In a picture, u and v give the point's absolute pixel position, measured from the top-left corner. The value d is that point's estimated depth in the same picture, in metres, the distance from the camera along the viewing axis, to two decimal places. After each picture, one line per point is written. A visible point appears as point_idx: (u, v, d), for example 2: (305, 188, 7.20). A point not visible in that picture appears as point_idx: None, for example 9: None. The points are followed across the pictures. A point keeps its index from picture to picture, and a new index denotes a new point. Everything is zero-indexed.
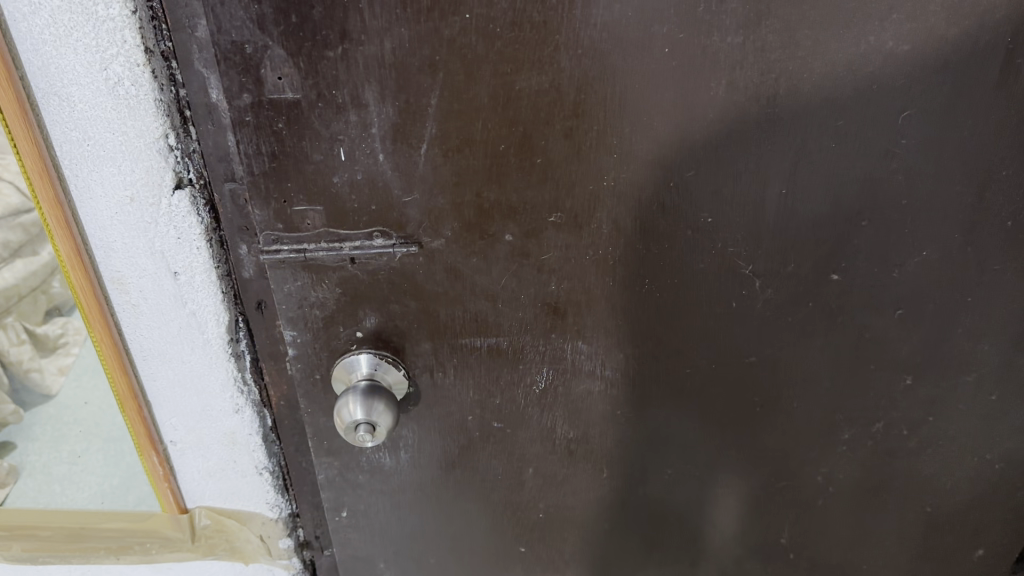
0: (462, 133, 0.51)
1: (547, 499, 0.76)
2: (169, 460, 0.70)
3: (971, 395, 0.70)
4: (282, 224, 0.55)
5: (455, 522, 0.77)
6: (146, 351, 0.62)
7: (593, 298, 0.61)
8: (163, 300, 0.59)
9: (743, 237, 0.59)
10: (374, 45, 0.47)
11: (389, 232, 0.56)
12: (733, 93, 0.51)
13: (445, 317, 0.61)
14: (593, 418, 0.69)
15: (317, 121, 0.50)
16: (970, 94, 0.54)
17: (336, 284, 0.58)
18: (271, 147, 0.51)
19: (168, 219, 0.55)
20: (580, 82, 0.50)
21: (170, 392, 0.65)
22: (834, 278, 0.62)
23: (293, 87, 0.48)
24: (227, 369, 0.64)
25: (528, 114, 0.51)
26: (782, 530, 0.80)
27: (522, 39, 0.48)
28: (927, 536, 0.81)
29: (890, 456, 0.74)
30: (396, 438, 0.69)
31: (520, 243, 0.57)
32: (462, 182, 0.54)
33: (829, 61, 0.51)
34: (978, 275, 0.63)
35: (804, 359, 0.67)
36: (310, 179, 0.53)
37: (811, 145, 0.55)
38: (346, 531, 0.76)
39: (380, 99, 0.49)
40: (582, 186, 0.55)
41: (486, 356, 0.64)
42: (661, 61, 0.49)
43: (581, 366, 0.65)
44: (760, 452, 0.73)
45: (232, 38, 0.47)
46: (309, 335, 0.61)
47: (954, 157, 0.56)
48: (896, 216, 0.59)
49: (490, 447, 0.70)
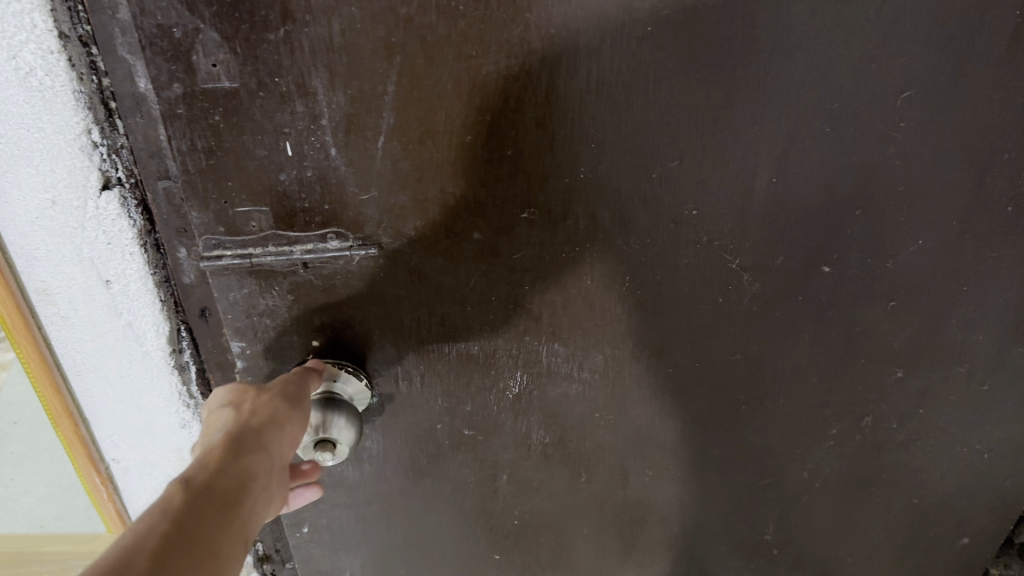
0: (423, 124, 0.46)
1: (521, 506, 0.71)
2: (112, 480, 0.64)
3: (962, 385, 0.68)
4: (223, 227, 0.49)
5: (423, 532, 0.72)
6: (80, 366, 0.56)
7: (569, 297, 0.56)
8: (96, 311, 0.53)
9: (729, 229, 0.54)
10: (320, 27, 0.42)
11: (345, 233, 0.50)
12: (721, 73, 0.47)
13: (410, 322, 0.56)
14: (571, 422, 0.64)
15: (259, 112, 0.45)
16: (973, 73, 0.50)
17: (287, 291, 0.52)
18: (207, 142, 0.45)
19: (95, 223, 0.49)
20: (551, 65, 0.45)
21: (109, 409, 0.59)
22: (825, 270, 0.58)
23: (230, 75, 0.43)
24: (171, 382, 0.58)
25: (496, 101, 0.46)
26: (767, 526, 0.76)
27: (487, 18, 0.43)
28: (912, 527, 0.78)
29: (879, 449, 0.71)
30: (360, 451, 0.64)
31: (491, 240, 0.52)
32: (424, 178, 0.48)
33: (823, 37, 0.47)
34: (974, 263, 0.59)
35: (791, 354, 0.63)
36: (253, 177, 0.47)
37: (804, 129, 0.50)
38: (307, 547, 0.71)
39: (330, 86, 0.44)
40: (556, 179, 0.50)
41: (455, 362, 0.59)
42: (643, 39, 0.45)
43: (557, 368, 0.61)
44: (744, 450, 0.70)
45: (157, 21, 0.41)
46: (259, 347, 0.55)
47: (955, 141, 0.53)
48: (892, 203, 0.55)
49: (461, 454, 0.65)
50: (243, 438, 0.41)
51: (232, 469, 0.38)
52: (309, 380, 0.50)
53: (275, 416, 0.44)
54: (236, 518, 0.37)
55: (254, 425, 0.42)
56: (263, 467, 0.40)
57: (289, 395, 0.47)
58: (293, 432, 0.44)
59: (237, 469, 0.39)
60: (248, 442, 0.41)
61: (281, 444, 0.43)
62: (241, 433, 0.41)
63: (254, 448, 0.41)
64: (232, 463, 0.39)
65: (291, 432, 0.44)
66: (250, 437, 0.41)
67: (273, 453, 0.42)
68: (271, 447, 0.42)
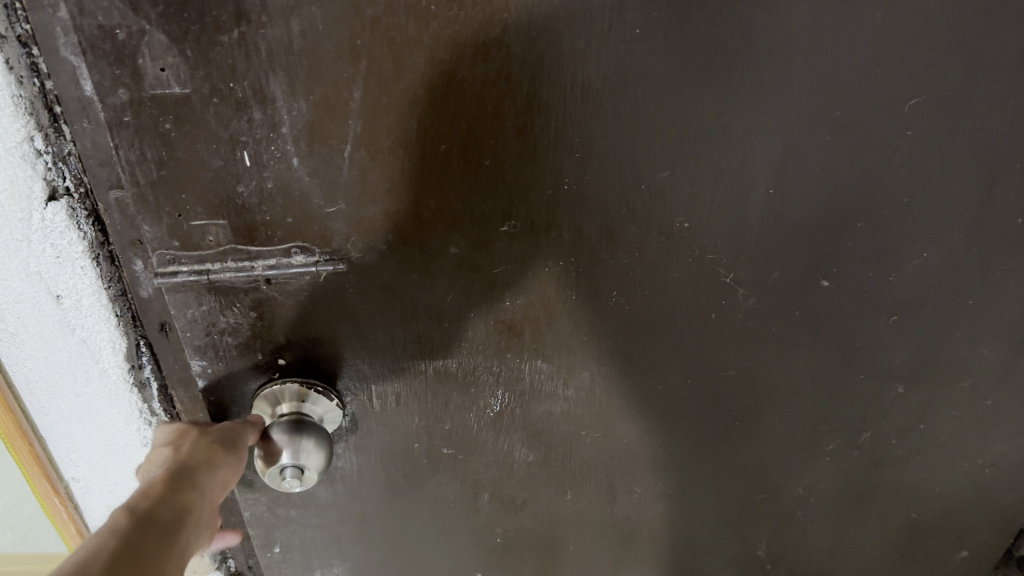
0: (393, 132, 0.43)
1: (504, 524, 0.68)
2: (72, 498, 0.61)
3: (965, 400, 0.65)
4: (178, 241, 0.46)
5: (402, 551, 0.69)
6: (33, 384, 0.53)
7: (553, 313, 0.53)
8: (46, 326, 0.50)
9: (723, 242, 0.51)
10: (278, 28, 0.39)
11: (311, 247, 0.47)
12: (716, 79, 0.44)
13: (383, 338, 0.52)
14: (555, 440, 0.61)
15: (213, 120, 0.41)
16: (985, 78, 0.47)
17: (249, 307, 0.49)
18: (157, 152, 0.42)
19: (42, 236, 0.45)
20: (532, 70, 0.42)
21: (66, 427, 0.56)
22: (824, 284, 0.55)
23: (181, 80, 0.40)
24: (131, 400, 0.54)
25: (472, 107, 0.43)
26: (760, 542, 0.73)
27: (461, 18, 0.40)
28: (910, 542, 0.75)
29: (877, 465, 0.68)
30: (332, 471, 0.60)
31: (468, 255, 0.49)
32: (395, 189, 0.45)
33: (826, 40, 0.44)
34: (981, 275, 0.56)
35: (786, 370, 0.60)
36: (209, 189, 0.44)
37: (804, 137, 0.47)
38: (280, 567, 0.68)
39: (290, 92, 0.41)
40: (538, 191, 0.46)
41: (432, 379, 0.55)
42: (631, 43, 0.42)
43: (541, 386, 0.57)
44: (737, 468, 0.66)
45: (99, 21, 0.38)
46: (222, 364, 0.52)
47: (964, 149, 0.49)
48: (896, 215, 0.52)
49: (440, 472, 0.62)
50: (180, 478, 0.40)
51: (170, 503, 0.37)
52: (253, 424, 0.49)
53: (210, 461, 0.42)
54: (175, 549, 0.35)
55: (190, 466, 0.41)
56: (199, 504, 0.39)
57: (226, 439, 0.45)
58: (229, 475, 0.43)
59: (175, 503, 0.37)
60: (182, 482, 0.39)
61: (216, 486, 0.41)
62: (178, 473, 0.40)
63: (191, 486, 0.39)
64: (168, 498, 0.37)
65: (227, 474, 0.43)
66: (184, 478, 0.39)
67: (211, 491, 0.41)
68: (208, 488, 0.40)
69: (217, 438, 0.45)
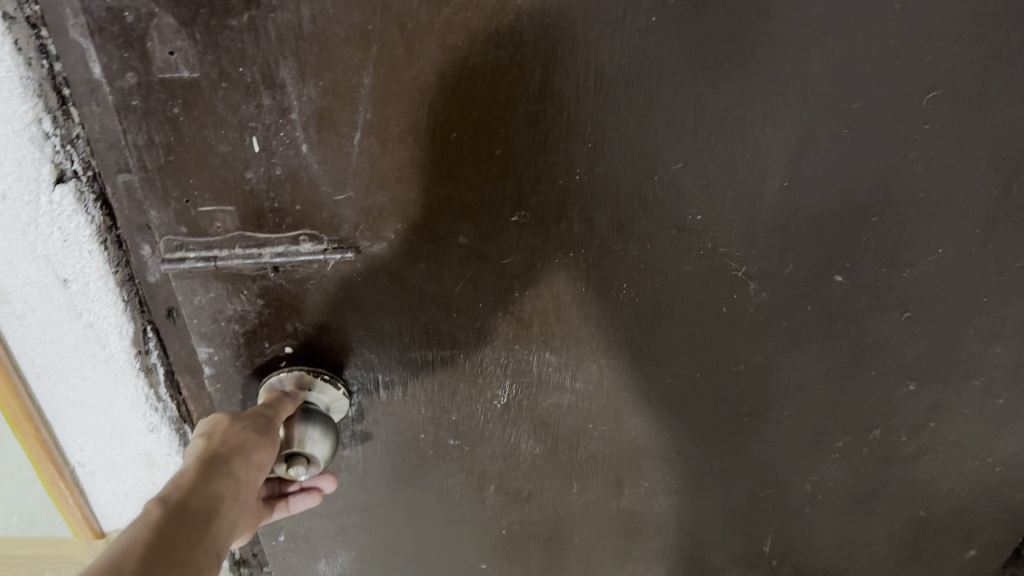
0: (403, 120, 0.42)
1: (509, 516, 0.67)
2: (78, 483, 0.61)
3: (977, 399, 0.64)
4: (186, 227, 0.45)
5: (406, 541, 0.69)
6: (39, 367, 0.52)
7: (562, 305, 0.52)
8: (53, 311, 0.48)
9: (736, 235, 0.50)
10: (288, 12, 0.38)
11: (319, 235, 0.46)
12: (731, 70, 0.43)
13: (391, 328, 0.52)
14: (562, 432, 0.61)
15: (221, 105, 0.41)
16: (1006, 72, 0.46)
17: (257, 295, 0.49)
18: (165, 136, 0.42)
19: (49, 219, 0.44)
20: (544, 58, 0.41)
21: (73, 412, 0.55)
22: (837, 280, 0.54)
23: (189, 63, 0.39)
24: (137, 386, 0.53)
25: (484, 95, 0.42)
26: (767, 537, 0.73)
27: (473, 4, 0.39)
28: (918, 539, 0.75)
29: (886, 462, 0.67)
30: (338, 460, 0.60)
31: (477, 245, 0.48)
32: (405, 178, 0.45)
33: (844, 32, 0.43)
34: (997, 272, 0.56)
35: (797, 365, 0.59)
36: (217, 174, 0.43)
37: (819, 130, 0.46)
38: (285, 555, 0.68)
39: (300, 77, 0.40)
40: (549, 181, 0.46)
41: (439, 369, 0.55)
42: (645, 32, 0.41)
43: (549, 378, 0.57)
44: (745, 463, 0.66)
45: (107, 3, 0.37)
46: (229, 351, 0.52)
47: (982, 145, 0.49)
48: (911, 210, 0.51)
49: (446, 463, 0.62)
50: (215, 464, 0.39)
51: (202, 494, 0.36)
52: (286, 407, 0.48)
53: (245, 445, 0.41)
54: (206, 542, 0.35)
55: (226, 450, 0.40)
56: (232, 493, 0.38)
57: (261, 423, 0.44)
58: (264, 460, 0.42)
59: (208, 493, 0.37)
60: (217, 469, 0.38)
61: (252, 472, 0.41)
62: (212, 460, 0.39)
63: (226, 473, 0.39)
64: (202, 488, 0.37)
65: (262, 459, 0.42)
66: (220, 464, 0.39)
67: (246, 477, 0.40)
68: (241, 477, 0.39)
69: (251, 422, 0.44)
